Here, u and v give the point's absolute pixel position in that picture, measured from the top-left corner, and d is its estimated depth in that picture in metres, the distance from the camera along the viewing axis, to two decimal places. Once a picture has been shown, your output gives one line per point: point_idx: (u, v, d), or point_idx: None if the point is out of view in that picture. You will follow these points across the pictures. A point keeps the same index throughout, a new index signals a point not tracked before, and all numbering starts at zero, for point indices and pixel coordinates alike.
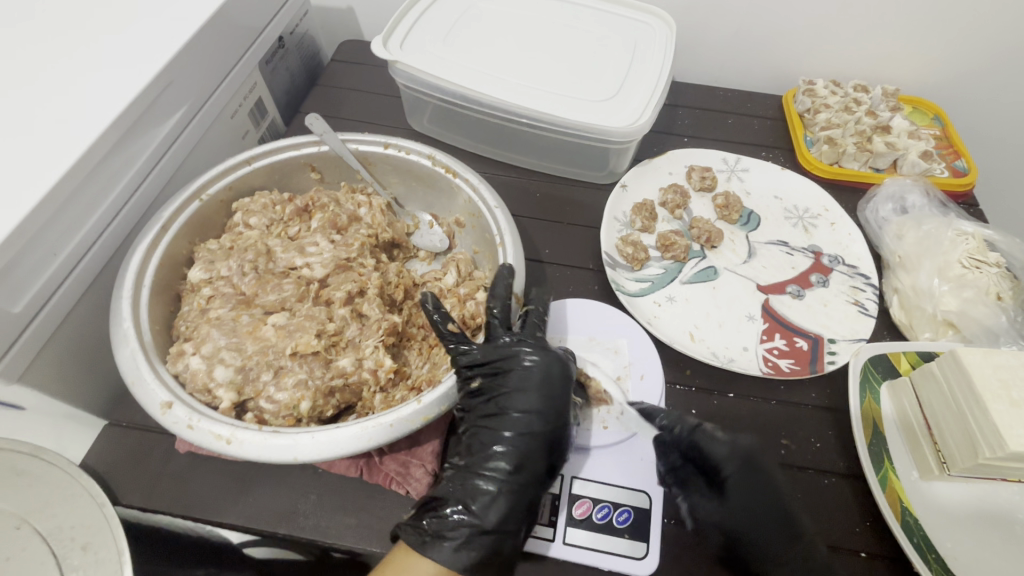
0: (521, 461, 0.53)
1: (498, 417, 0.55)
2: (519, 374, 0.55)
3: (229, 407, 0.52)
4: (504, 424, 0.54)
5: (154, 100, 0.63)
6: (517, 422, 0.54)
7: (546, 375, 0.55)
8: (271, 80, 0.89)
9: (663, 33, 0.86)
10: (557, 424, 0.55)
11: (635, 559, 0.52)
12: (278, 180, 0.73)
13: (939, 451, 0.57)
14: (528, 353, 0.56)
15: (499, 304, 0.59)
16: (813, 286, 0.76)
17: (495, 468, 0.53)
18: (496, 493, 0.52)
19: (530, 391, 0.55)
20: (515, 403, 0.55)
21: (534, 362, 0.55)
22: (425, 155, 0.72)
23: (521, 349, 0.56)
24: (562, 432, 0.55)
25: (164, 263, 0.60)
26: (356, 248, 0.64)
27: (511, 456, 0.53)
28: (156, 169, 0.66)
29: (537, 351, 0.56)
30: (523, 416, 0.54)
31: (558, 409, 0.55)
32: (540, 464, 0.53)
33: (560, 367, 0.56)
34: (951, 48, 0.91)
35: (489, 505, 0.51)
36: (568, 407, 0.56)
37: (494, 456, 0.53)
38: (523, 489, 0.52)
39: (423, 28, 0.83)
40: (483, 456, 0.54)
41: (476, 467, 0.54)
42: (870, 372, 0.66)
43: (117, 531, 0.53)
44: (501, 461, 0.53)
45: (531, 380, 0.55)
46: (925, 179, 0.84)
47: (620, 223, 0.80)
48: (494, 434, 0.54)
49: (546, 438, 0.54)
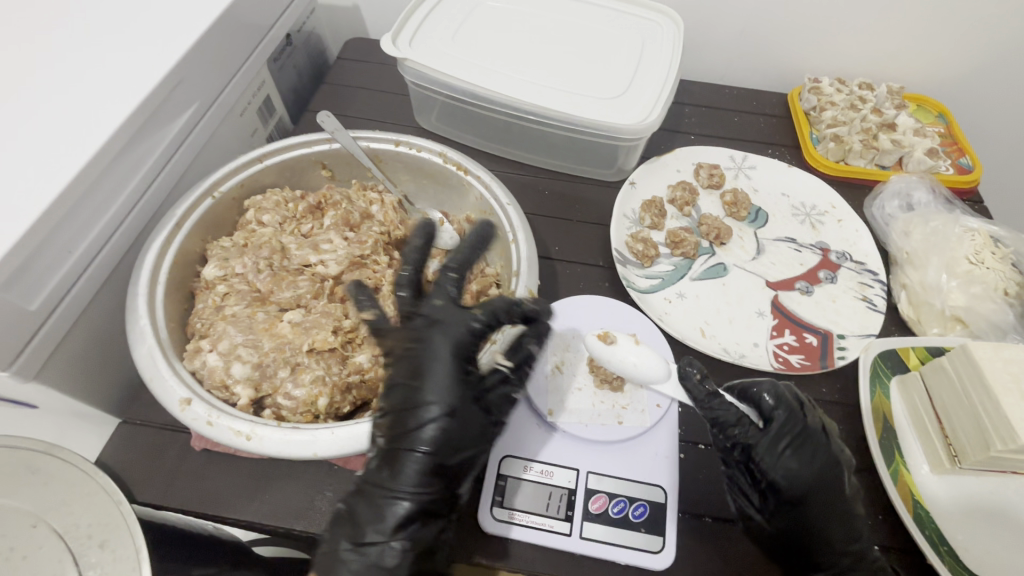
0: (420, 462, 0.48)
1: (394, 415, 0.50)
2: (408, 359, 0.51)
3: (247, 403, 0.52)
4: (400, 420, 0.50)
5: (166, 98, 0.63)
6: (416, 417, 0.49)
7: (432, 355, 0.50)
8: (279, 79, 0.89)
9: (671, 30, 0.86)
10: (453, 409, 0.49)
11: (651, 553, 0.53)
12: (289, 178, 0.73)
13: (950, 444, 0.58)
14: (421, 337, 0.51)
15: (408, 271, 0.54)
16: (822, 282, 0.76)
17: (394, 464, 0.49)
18: (393, 492, 0.48)
19: (414, 377, 0.50)
20: (409, 397, 0.50)
21: (420, 346, 0.51)
22: (436, 152, 0.72)
23: (408, 330, 0.52)
24: (459, 417, 0.49)
25: (178, 261, 0.60)
26: (370, 245, 0.64)
27: (411, 449, 0.48)
28: (168, 166, 0.66)
29: (427, 332, 0.51)
30: (420, 412, 0.49)
31: (451, 399, 0.50)
32: (438, 460, 0.49)
33: (453, 345, 0.51)
34: (956, 47, 0.92)
35: (387, 504, 0.48)
36: (461, 391, 0.50)
37: (393, 452, 0.49)
38: (417, 487, 0.48)
39: (432, 25, 0.83)
40: (381, 459, 0.49)
41: (377, 466, 0.50)
42: (879, 367, 0.66)
43: (134, 528, 0.53)
44: (397, 464, 0.48)
45: (418, 364, 0.50)
46: (930, 176, 0.85)
47: (629, 220, 0.80)
48: (396, 431, 0.49)
49: (444, 426, 0.49)
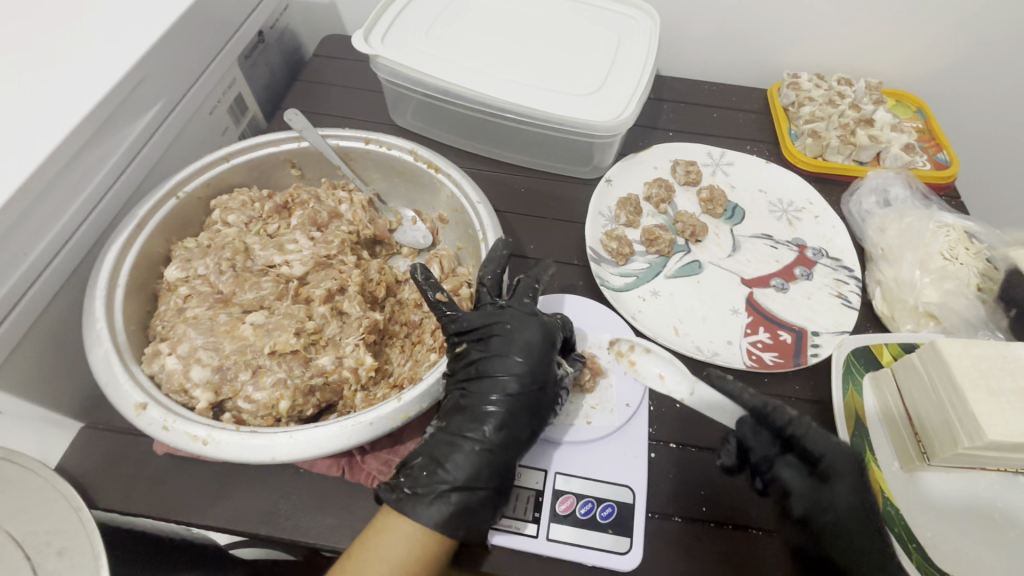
0: (502, 421, 0.53)
1: (480, 379, 0.55)
2: (501, 339, 0.56)
3: (207, 407, 0.51)
4: (488, 386, 0.54)
5: (127, 96, 0.62)
6: (502, 383, 0.54)
7: (528, 338, 0.56)
8: (251, 76, 0.88)
9: (647, 26, 0.85)
10: (535, 386, 0.55)
11: (619, 554, 0.52)
12: (257, 177, 0.72)
13: (920, 441, 0.57)
14: (514, 319, 0.57)
15: (491, 272, 0.60)
16: (797, 279, 0.76)
17: (477, 426, 0.53)
18: (471, 450, 0.52)
19: (513, 355, 0.55)
20: (495, 365, 0.55)
21: (514, 328, 0.56)
22: (406, 150, 0.71)
23: (504, 316, 0.57)
24: (538, 394, 0.55)
25: (140, 262, 0.59)
26: (337, 245, 0.63)
27: (494, 414, 0.53)
28: (131, 166, 0.65)
29: (517, 320, 0.57)
30: (506, 380, 0.54)
31: (537, 372, 0.55)
32: (515, 427, 0.53)
33: (541, 334, 0.56)
34: (933, 42, 0.92)
35: (464, 459, 0.51)
36: (546, 372, 0.56)
37: (476, 414, 0.53)
38: (493, 448, 0.52)
39: (405, 22, 0.82)
40: (465, 416, 0.54)
41: (458, 426, 0.54)
42: (852, 364, 0.66)
43: (93, 535, 0.52)
44: (481, 421, 0.53)
45: (514, 345, 0.55)
46: (907, 172, 0.85)
47: (605, 218, 0.79)
48: (480, 395, 0.54)
49: (530, 399, 0.54)
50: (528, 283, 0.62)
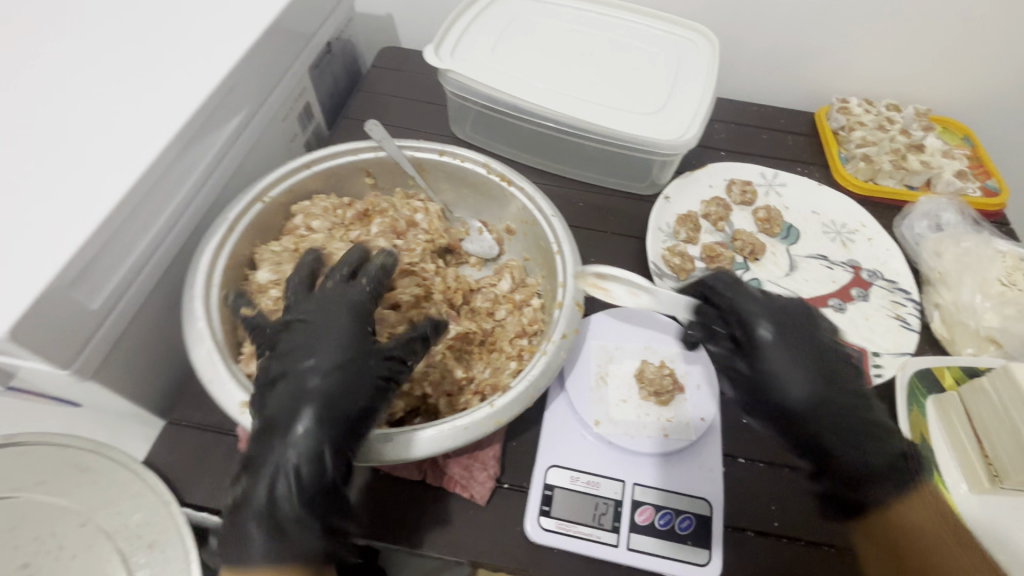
0: (328, 446, 0.46)
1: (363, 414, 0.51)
2: (308, 352, 0.49)
3: None
4: (298, 403, 0.47)
5: (219, 104, 0.64)
6: (297, 402, 0.47)
7: (338, 351, 0.49)
8: (318, 85, 0.91)
9: (706, 48, 0.88)
10: (325, 405, 0.47)
11: (699, 566, 0.53)
12: (334, 185, 0.74)
13: (992, 464, 0.59)
14: (318, 333, 0.50)
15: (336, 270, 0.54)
16: (855, 300, 0.77)
17: (288, 452, 0.46)
18: (286, 484, 0.45)
19: (307, 369, 0.48)
20: (300, 379, 0.48)
21: (331, 339, 0.49)
22: (480, 163, 0.73)
23: (313, 325, 0.50)
24: (344, 416, 0.47)
25: (230, 265, 0.61)
26: (418, 253, 0.64)
27: (300, 433, 0.46)
28: (217, 171, 0.67)
29: (333, 326, 0.50)
30: (309, 398, 0.47)
31: (340, 386, 0.48)
32: (312, 454, 0.46)
33: (343, 340, 0.50)
34: (982, 72, 0.94)
35: (284, 494, 0.45)
36: (352, 391, 0.48)
37: (279, 439, 0.46)
38: (304, 483, 0.45)
39: (473, 37, 0.85)
40: (263, 439, 0.46)
41: (267, 453, 0.46)
42: (916, 386, 0.67)
43: (184, 529, 0.54)
44: (280, 446, 0.46)
45: (319, 360, 0.48)
46: (959, 197, 0.87)
47: (664, 233, 0.81)
48: (279, 417, 0.46)
49: (319, 423, 0.46)
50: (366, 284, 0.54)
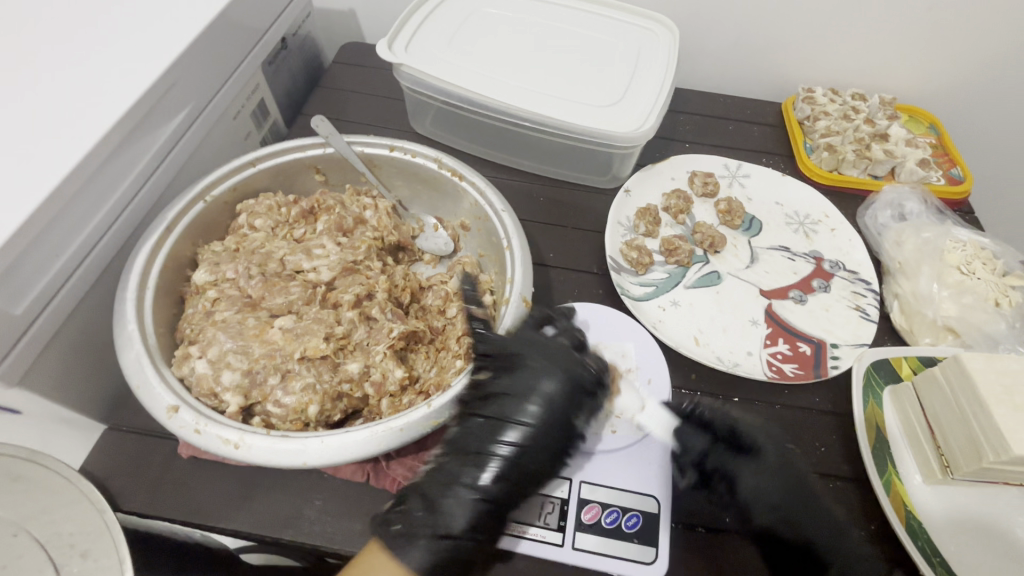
0: (501, 469, 0.53)
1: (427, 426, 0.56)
2: (520, 395, 0.56)
3: (236, 411, 0.51)
4: (497, 429, 0.55)
5: (157, 101, 0.62)
6: (507, 430, 0.55)
7: (552, 389, 0.56)
8: (274, 82, 0.89)
9: (666, 39, 0.86)
10: (545, 441, 0.54)
11: (645, 564, 0.52)
12: (283, 182, 0.73)
13: (943, 455, 0.58)
14: (530, 368, 0.57)
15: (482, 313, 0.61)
16: (815, 291, 0.76)
17: (480, 470, 0.53)
18: (468, 498, 0.51)
19: (534, 403, 0.56)
20: (514, 410, 0.56)
21: (540, 386, 0.57)
22: (431, 158, 0.71)
23: (530, 364, 0.58)
24: (549, 452, 0.54)
25: (168, 266, 0.59)
26: (364, 250, 0.63)
27: (495, 461, 0.53)
28: (158, 170, 0.65)
29: (547, 370, 0.57)
30: (518, 426, 0.55)
31: (553, 420, 0.55)
32: (517, 477, 0.53)
33: (568, 383, 0.57)
34: (947, 59, 0.93)
35: (459, 508, 0.51)
36: (558, 429, 0.55)
37: (482, 459, 0.53)
38: (497, 502, 0.52)
39: (429, 31, 0.83)
40: (465, 460, 0.53)
41: (452, 471, 0.53)
42: (872, 377, 0.66)
43: (118, 537, 0.52)
44: (479, 467, 0.53)
45: (535, 395, 0.56)
46: (922, 186, 0.86)
47: (623, 228, 0.80)
48: (481, 439, 0.54)
49: (519, 449, 0.54)
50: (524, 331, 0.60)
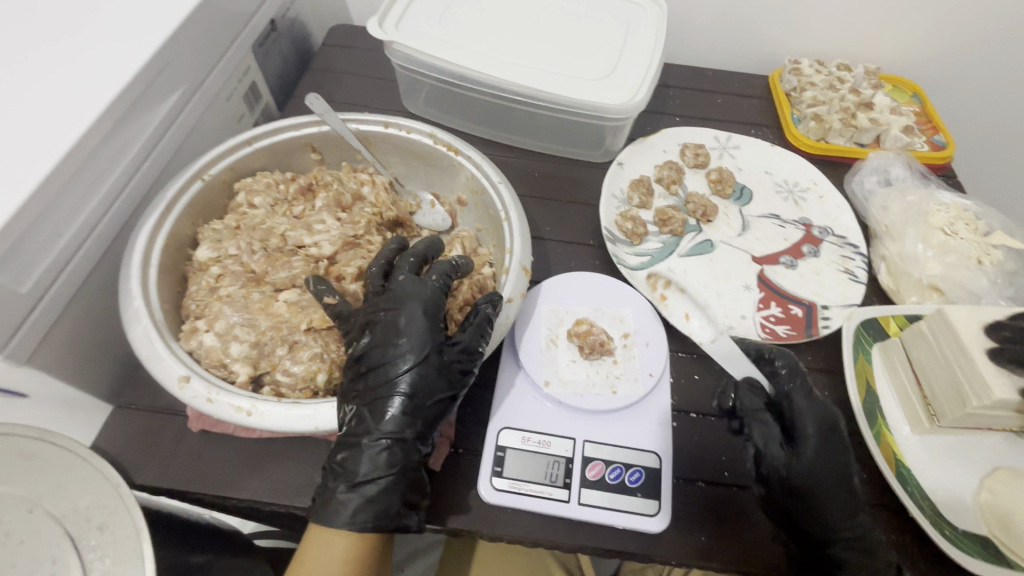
0: (402, 407, 0.49)
1: (371, 373, 0.50)
2: (384, 327, 0.51)
3: (246, 381, 0.52)
4: (382, 371, 0.50)
5: (151, 81, 0.62)
6: (389, 369, 0.50)
7: (408, 321, 0.51)
8: (264, 64, 0.89)
9: (654, 13, 0.87)
10: (430, 375, 0.50)
11: (648, 516, 0.54)
12: (278, 161, 0.73)
13: (929, 405, 0.60)
14: (392, 303, 0.53)
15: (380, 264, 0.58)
16: (805, 256, 0.78)
17: (365, 416, 0.49)
18: (374, 445, 0.48)
19: (396, 341, 0.50)
20: (380, 351, 0.50)
21: (397, 319, 0.52)
22: (426, 133, 0.72)
23: (385, 303, 0.53)
24: (441, 385, 0.50)
25: (169, 244, 0.60)
26: (363, 225, 0.64)
27: (394, 402, 0.49)
28: (154, 151, 0.65)
29: (398, 304, 0.52)
30: (395, 366, 0.50)
31: (428, 354, 0.50)
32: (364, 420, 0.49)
33: (424, 313, 0.52)
34: (928, 28, 0.95)
35: (369, 455, 0.48)
36: (437, 364, 0.51)
37: (376, 403, 0.49)
38: (392, 443, 0.48)
39: (418, 9, 0.83)
40: (365, 404, 0.49)
41: (370, 418, 0.49)
42: (862, 335, 0.69)
43: (134, 510, 0.53)
44: (377, 411, 0.49)
45: (395, 333, 0.51)
46: (907, 152, 0.88)
47: (618, 200, 0.81)
48: (373, 382, 0.50)
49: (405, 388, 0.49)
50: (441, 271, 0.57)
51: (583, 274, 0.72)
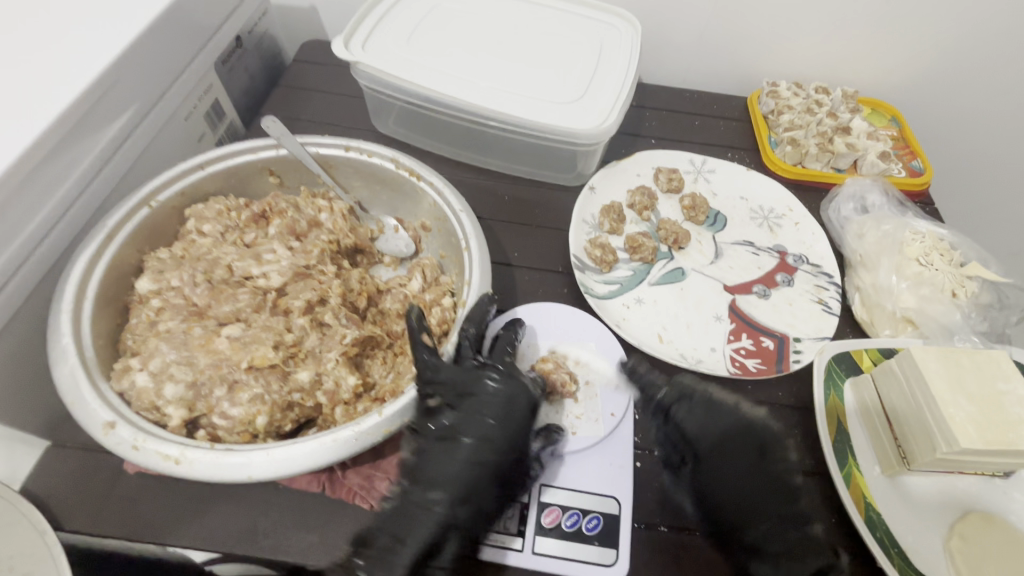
0: (471, 493, 0.52)
1: (446, 445, 0.55)
2: (476, 402, 0.56)
3: (179, 424, 0.49)
4: (462, 449, 0.54)
5: (98, 102, 0.59)
6: (470, 448, 0.54)
7: (510, 404, 0.56)
8: (229, 82, 0.86)
9: (629, 34, 0.86)
10: (511, 459, 0.55)
11: (605, 566, 0.51)
12: (234, 185, 0.70)
13: (900, 447, 0.58)
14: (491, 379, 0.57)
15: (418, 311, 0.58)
16: (779, 286, 0.77)
17: (438, 493, 0.52)
18: (433, 525, 0.51)
19: (489, 419, 0.56)
20: (469, 428, 0.55)
21: (496, 393, 0.57)
22: (388, 158, 0.70)
23: (484, 377, 0.58)
24: (513, 468, 0.54)
25: (109, 274, 0.57)
26: (316, 254, 0.62)
27: (462, 483, 0.53)
28: (101, 175, 0.63)
29: (500, 380, 0.58)
30: (476, 446, 0.54)
31: (513, 441, 0.55)
32: (428, 492, 0.52)
33: (524, 399, 0.57)
34: (907, 53, 0.94)
35: (426, 533, 0.50)
36: (520, 448, 0.55)
37: (444, 479, 0.53)
38: (452, 524, 0.51)
39: (387, 28, 0.82)
40: (430, 482, 0.53)
41: (427, 493, 0.52)
42: (834, 370, 0.67)
43: (60, 559, 0.50)
44: (443, 490, 0.52)
45: (487, 410, 0.56)
46: (883, 179, 0.87)
47: (588, 225, 0.79)
48: (446, 459, 0.54)
49: (489, 469, 0.53)
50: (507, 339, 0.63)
51: (544, 304, 0.71)
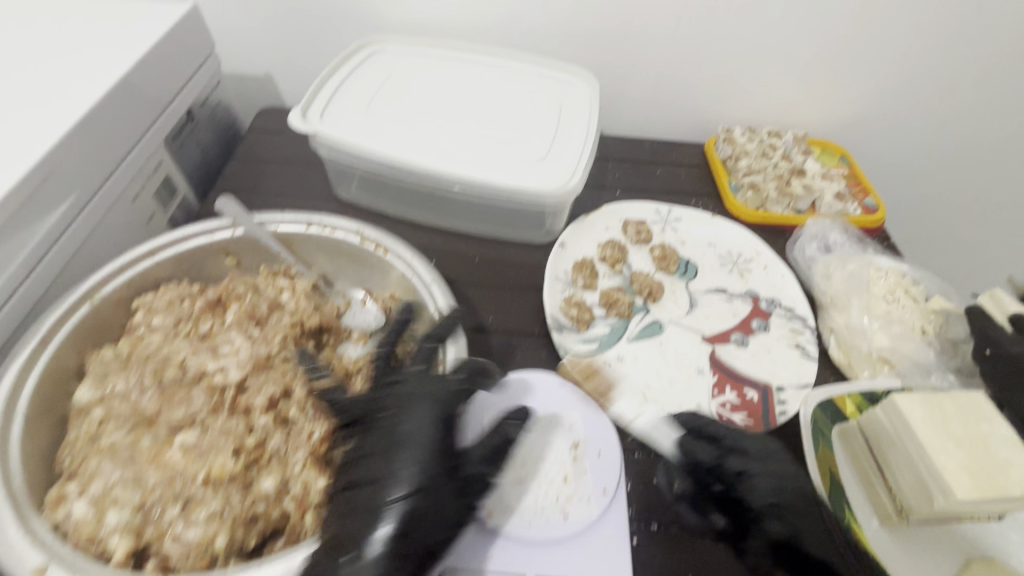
0: (401, 514, 0.46)
1: (367, 469, 0.49)
2: (384, 424, 0.52)
3: (124, 557, 0.43)
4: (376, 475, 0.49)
5: (33, 194, 0.56)
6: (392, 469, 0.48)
7: (415, 417, 0.51)
8: (181, 156, 0.83)
9: (586, 91, 0.88)
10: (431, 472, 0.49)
11: None
12: (189, 268, 0.66)
13: (897, 499, 0.57)
14: (401, 398, 0.53)
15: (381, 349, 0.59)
16: (756, 332, 0.76)
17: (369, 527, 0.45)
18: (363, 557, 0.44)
19: (398, 437, 0.50)
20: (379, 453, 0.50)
21: (398, 409, 0.52)
22: (353, 231, 0.68)
23: (387, 397, 0.54)
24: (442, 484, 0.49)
25: (46, 381, 0.52)
26: (278, 342, 0.58)
27: (391, 510, 0.46)
28: (38, 268, 0.58)
29: (406, 398, 0.53)
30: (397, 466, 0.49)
31: (434, 453, 0.50)
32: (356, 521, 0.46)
33: (433, 405, 0.53)
34: (846, 97, 1.00)
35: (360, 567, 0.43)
36: (443, 458, 0.50)
37: (369, 510, 0.46)
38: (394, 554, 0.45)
39: (344, 97, 0.81)
40: (356, 513, 0.46)
41: (352, 525, 0.46)
42: (820, 420, 0.66)
43: None
44: (373, 518, 0.46)
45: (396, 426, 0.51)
46: (842, 218, 0.89)
47: (561, 283, 0.78)
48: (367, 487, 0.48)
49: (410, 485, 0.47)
50: (421, 353, 0.58)
51: (527, 371, 0.67)
